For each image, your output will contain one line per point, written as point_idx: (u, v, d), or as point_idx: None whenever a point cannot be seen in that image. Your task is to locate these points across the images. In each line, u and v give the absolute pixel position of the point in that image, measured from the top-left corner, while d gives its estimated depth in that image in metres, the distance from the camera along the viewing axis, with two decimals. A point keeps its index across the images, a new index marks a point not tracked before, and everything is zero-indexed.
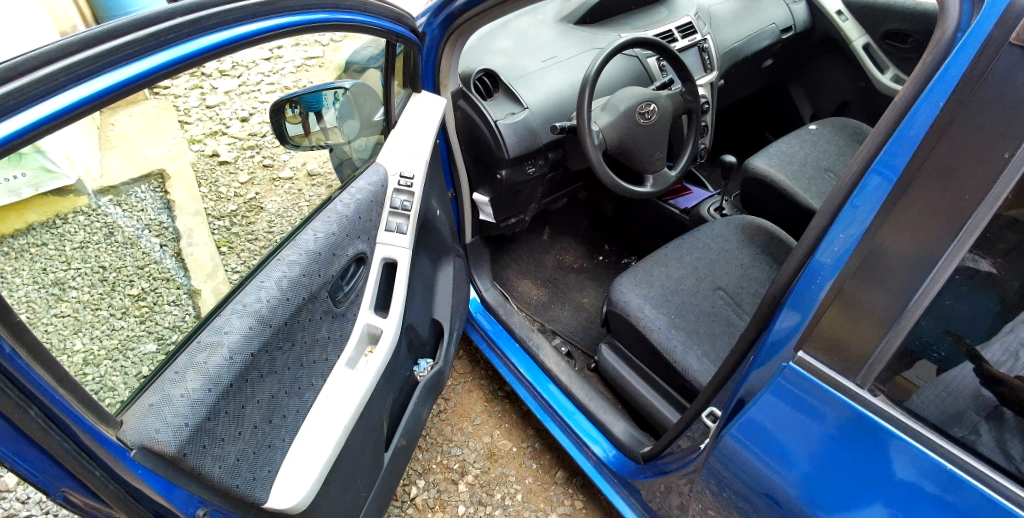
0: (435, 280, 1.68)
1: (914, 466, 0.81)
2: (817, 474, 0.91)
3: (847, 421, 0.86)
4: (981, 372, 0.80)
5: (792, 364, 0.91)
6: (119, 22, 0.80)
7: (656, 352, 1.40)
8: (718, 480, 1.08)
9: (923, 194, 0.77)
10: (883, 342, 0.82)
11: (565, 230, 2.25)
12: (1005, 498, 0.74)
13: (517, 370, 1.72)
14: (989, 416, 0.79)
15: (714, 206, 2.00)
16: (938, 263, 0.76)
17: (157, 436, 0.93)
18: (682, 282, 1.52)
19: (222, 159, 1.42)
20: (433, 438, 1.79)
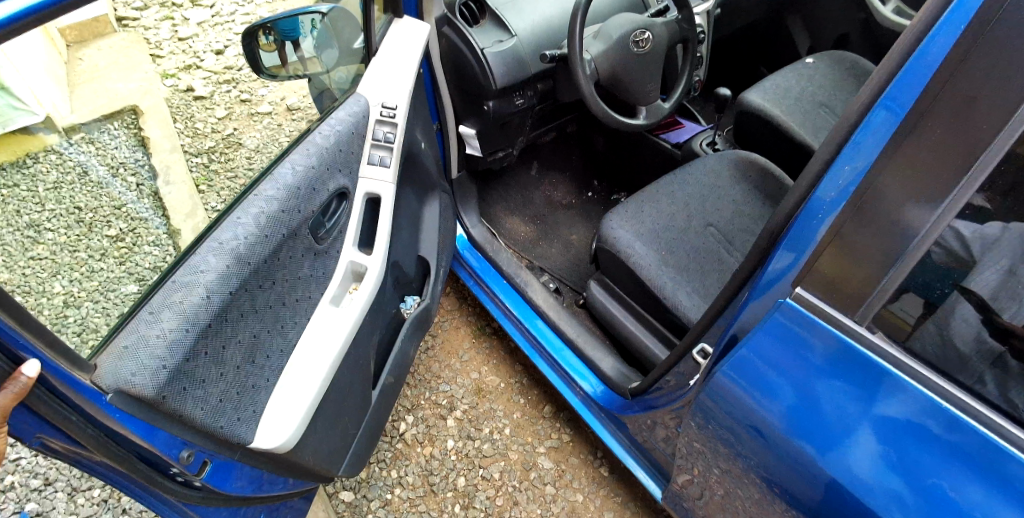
0: (421, 214, 1.64)
1: (914, 406, 0.81)
2: (804, 406, 0.92)
3: (837, 354, 0.86)
4: (989, 322, 0.79)
5: (787, 300, 0.90)
6: None
7: (645, 288, 1.39)
8: (707, 414, 1.09)
9: (938, 126, 0.73)
10: (885, 278, 0.80)
11: (556, 164, 2.18)
12: (1007, 442, 0.74)
13: (505, 306, 1.71)
14: (993, 364, 0.79)
15: (706, 141, 1.97)
16: (951, 195, 0.73)
17: (133, 380, 0.89)
18: (673, 219, 1.49)
19: (199, 95, 1.48)
20: (422, 375, 1.80)
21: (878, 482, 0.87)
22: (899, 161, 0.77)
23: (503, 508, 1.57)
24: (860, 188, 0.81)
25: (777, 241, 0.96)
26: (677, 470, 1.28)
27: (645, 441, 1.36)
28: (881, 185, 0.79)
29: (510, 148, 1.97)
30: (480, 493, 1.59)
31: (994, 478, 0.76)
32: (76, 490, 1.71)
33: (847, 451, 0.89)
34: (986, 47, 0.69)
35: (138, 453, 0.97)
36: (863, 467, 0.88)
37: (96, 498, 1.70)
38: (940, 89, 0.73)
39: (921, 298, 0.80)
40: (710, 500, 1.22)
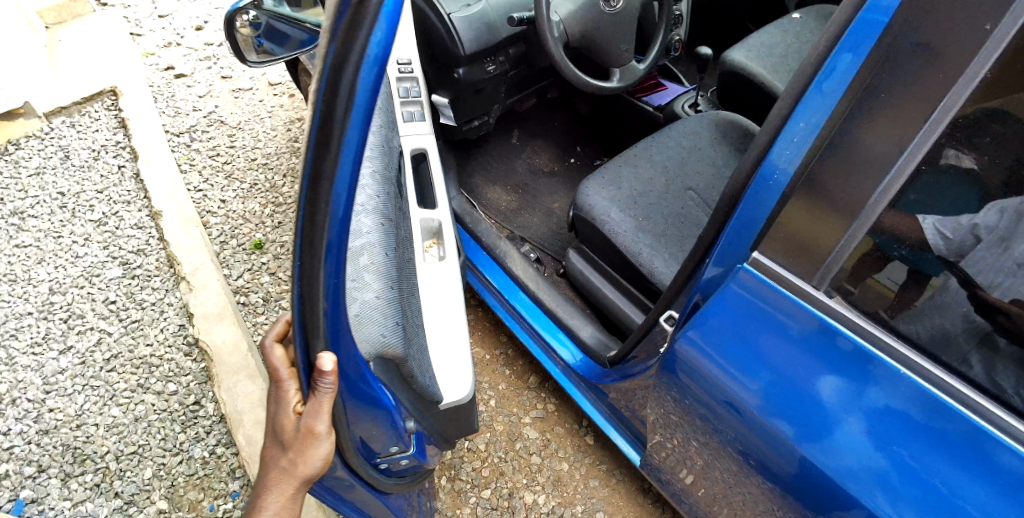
0: None
1: (897, 390, 0.80)
2: (777, 381, 0.92)
3: (807, 327, 0.86)
4: (974, 299, 0.80)
5: (747, 265, 0.91)
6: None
7: (620, 255, 1.36)
8: (681, 389, 1.08)
9: (903, 71, 0.70)
10: (848, 234, 0.79)
11: (537, 131, 2.15)
12: (998, 429, 0.73)
13: (486, 279, 1.69)
14: (979, 345, 0.79)
15: (688, 103, 1.91)
16: (914, 141, 0.71)
17: (385, 340, 0.98)
18: (651, 183, 1.47)
19: None
20: None
21: (863, 472, 0.85)
22: (863, 113, 0.74)
23: (489, 479, 1.57)
24: (817, 143, 0.81)
25: (744, 206, 0.94)
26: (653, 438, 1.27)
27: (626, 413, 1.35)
28: (849, 135, 0.76)
29: (486, 115, 1.94)
30: (467, 465, 1.59)
31: (980, 465, 0.75)
32: (69, 476, 1.71)
33: (827, 434, 0.88)
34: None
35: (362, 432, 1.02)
36: (848, 456, 0.86)
37: (88, 483, 1.70)
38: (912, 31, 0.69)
39: (904, 265, 0.80)
40: (688, 470, 1.22)
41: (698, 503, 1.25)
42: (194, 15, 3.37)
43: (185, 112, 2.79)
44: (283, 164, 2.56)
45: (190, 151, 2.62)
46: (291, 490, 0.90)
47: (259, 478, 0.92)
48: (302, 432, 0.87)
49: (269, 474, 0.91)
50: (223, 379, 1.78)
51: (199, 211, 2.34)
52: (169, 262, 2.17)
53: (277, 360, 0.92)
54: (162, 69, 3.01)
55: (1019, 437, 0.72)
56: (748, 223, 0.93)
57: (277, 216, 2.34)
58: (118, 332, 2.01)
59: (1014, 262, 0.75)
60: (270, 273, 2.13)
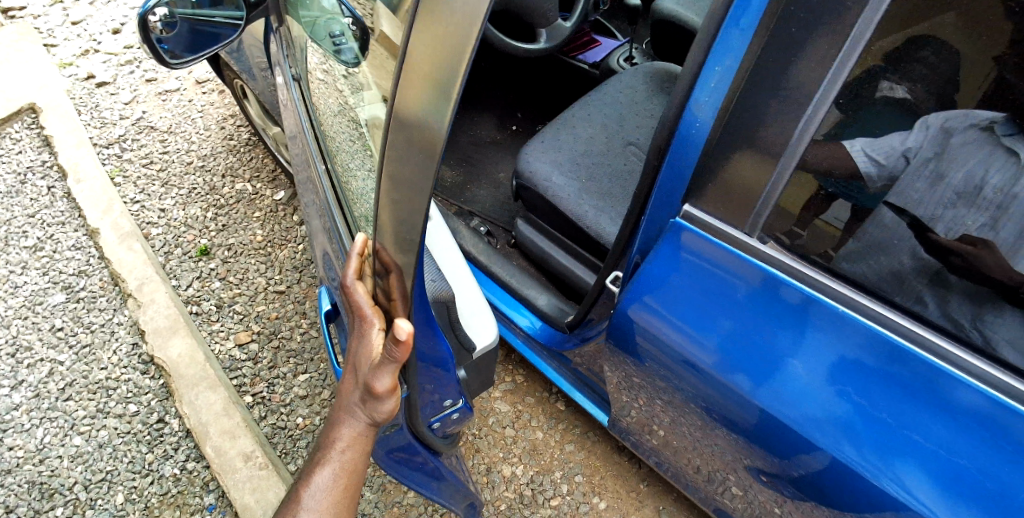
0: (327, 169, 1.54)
1: (847, 337, 0.83)
2: (724, 336, 0.94)
3: (747, 278, 0.89)
4: (925, 241, 0.78)
5: (678, 219, 0.94)
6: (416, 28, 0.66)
7: (567, 219, 1.35)
8: (637, 351, 1.09)
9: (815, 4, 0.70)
10: (777, 170, 0.81)
11: (475, 102, 2.11)
12: (944, 361, 0.76)
13: None
14: (931, 282, 0.79)
15: (623, 57, 1.88)
16: (832, 70, 0.72)
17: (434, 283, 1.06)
18: (592, 143, 1.45)
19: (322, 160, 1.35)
20: None
21: (821, 420, 0.88)
22: (781, 50, 0.74)
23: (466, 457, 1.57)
24: (736, 83, 0.81)
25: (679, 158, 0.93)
26: (618, 403, 1.28)
27: (594, 378, 1.35)
28: (772, 72, 0.76)
29: None
30: None
31: (935, 400, 0.78)
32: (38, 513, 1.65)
33: (780, 382, 0.90)
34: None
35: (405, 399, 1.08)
36: (807, 404, 0.89)
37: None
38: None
39: (849, 202, 0.80)
40: (656, 427, 1.22)
41: (670, 457, 1.26)
42: (108, 18, 3.23)
43: (111, 121, 2.67)
44: (221, 164, 2.48)
45: (122, 162, 2.51)
46: (362, 434, 0.91)
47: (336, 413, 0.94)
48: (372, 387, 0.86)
49: (345, 414, 0.92)
50: (184, 392, 1.72)
51: (138, 224, 2.25)
52: (114, 279, 2.09)
53: (357, 299, 0.88)
54: (82, 79, 2.86)
55: (976, 372, 0.75)
56: (680, 174, 0.94)
57: (221, 219, 2.27)
58: (70, 360, 1.93)
59: (952, 192, 0.75)
60: (220, 278, 2.07)
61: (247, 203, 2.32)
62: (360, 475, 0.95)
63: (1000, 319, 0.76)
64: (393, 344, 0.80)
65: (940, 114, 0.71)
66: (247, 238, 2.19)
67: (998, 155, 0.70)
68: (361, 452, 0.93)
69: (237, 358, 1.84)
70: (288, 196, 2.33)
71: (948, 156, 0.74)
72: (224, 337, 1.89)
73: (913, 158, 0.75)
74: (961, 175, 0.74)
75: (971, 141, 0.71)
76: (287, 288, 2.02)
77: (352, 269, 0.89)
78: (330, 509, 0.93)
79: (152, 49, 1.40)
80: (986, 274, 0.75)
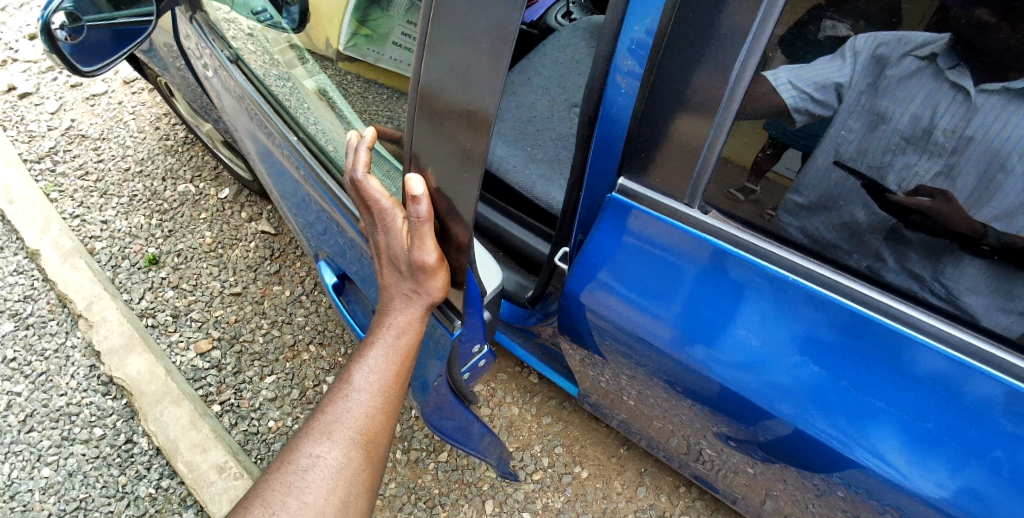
0: (261, 141, 1.50)
1: (806, 305, 0.82)
2: (677, 313, 0.92)
3: (693, 253, 0.87)
4: (886, 204, 0.76)
5: (614, 195, 0.91)
6: (445, 55, 0.71)
7: (516, 193, 1.31)
8: (595, 332, 1.06)
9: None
10: (716, 122, 0.76)
11: None
12: (904, 324, 0.76)
13: None
14: (887, 239, 0.78)
15: (561, 14, 1.81)
16: (760, 14, 0.67)
17: None
18: (535, 109, 1.41)
19: (286, 125, 1.33)
20: (333, 331, 1.84)
21: (788, 394, 0.86)
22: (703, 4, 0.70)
23: (444, 442, 1.55)
24: (659, 40, 0.77)
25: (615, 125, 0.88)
26: (586, 378, 1.26)
27: (559, 357, 1.35)
28: (700, 21, 0.71)
29: None
30: (418, 433, 1.56)
31: (898, 367, 0.77)
32: None
33: (743, 357, 0.89)
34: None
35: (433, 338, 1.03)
36: (772, 376, 0.87)
37: None
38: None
39: (798, 150, 0.77)
40: (624, 399, 1.21)
41: (642, 428, 1.26)
42: (21, 24, 3.06)
43: (40, 134, 2.53)
44: (160, 167, 2.38)
45: (56, 176, 2.38)
46: (413, 316, 0.91)
47: (385, 302, 0.94)
48: (416, 264, 0.85)
49: (394, 300, 0.92)
50: (148, 410, 1.66)
51: (80, 240, 2.14)
52: (62, 301, 2.00)
53: (372, 189, 0.87)
54: (3, 92, 2.71)
55: (939, 335, 0.74)
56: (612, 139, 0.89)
57: (166, 224, 2.18)
58: (27, 390, 1.84)
59: (899, 137, 0.72)
60: (173, 287, 1.99)
61: (192, 205, 2.23)
62: (411, 361, 0.94)
63: (957, 271, 0.75)
64: (414, 205, 0.81)
65: (868, 35, 0.68)
66: (196, 242, 2.11)
67: (944, 91, 0.67)
68: (412, 336, 0.92)
69: (199, 367, 1.78)
70: (233, 193, 2.26)
71: (886, 91, 0.71)
72: (184, 348, 1.82)
73: (847, 92, 0.72)
74: (906, 119, 0.71)
75: (915, 74, 0.68)
76: (243, 289, 1.96)
77: (359, 161, 0.88)
78: (381, 392, 0.92)
79: (61, 57, 1.28)
80: (945, 227, 0.73)
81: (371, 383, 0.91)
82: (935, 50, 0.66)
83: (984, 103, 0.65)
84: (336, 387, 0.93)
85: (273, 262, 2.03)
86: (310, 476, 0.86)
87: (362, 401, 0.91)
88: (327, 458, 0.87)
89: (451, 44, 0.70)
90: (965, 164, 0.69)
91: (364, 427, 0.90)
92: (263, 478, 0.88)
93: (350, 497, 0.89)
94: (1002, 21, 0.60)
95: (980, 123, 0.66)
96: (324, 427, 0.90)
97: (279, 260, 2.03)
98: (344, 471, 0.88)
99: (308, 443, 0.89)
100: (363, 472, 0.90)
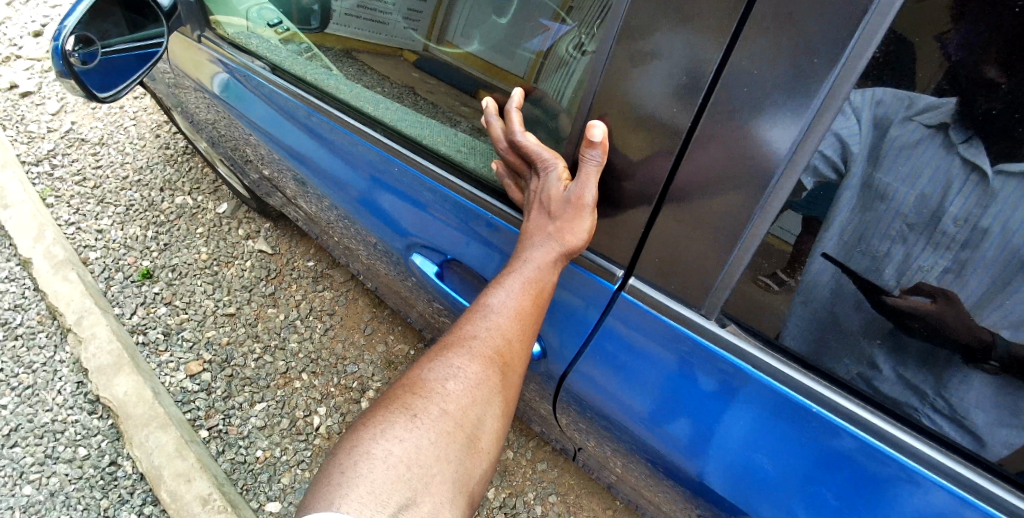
0: (278, 135, 1.53)
1: (803, 422, 0.82)
2: (672, 410, 0.93)
3: (683, 354, 0.90)
4: (883, 307, 0.76)
5: (624, 292, 0.92)
6: (630, 77, 0.79)
7: None
8: (588, 406, 1.08)
9: (809, 27, 0.64)
10: (763, 202, 0.74)
11: None
12: (905, 453, 0.76)
13: (391, 281, 1.59)
14: (884, 346, 0.77)
15: None
16: (829, 83, 0.65)
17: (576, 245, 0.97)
18: None
19: (318, 107, 1.37)
20: (327, 361, 1.81)
21: (780, 502, 0.87)
22: (741, 73, 0.70)
23: None
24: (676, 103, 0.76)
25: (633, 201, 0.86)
26: (575, 434, 1.25)
27: (547, 416, 1.33)
28: (743, 106, 0.71)
29: None
30: None
31: (894, 494, 0.77)
32: None
33: (737, 460, 0.89)
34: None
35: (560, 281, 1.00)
36: (765, 483, 0.87)
37: None
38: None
39: (799, 214, 0.74)
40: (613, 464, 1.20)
41: (631, 491, 1.25)
42: (27, 19, 3.04)
43: (39, 135, 2.50)
44: (158, 177, 2.36)
45: (53, 180, 2.34)
46: (555, 253, 0.87)
47: (523, 242, 0.91)
48: (573, 203, 0.85)
49: (533, 237, 0.90)
50: (133, 435, 1.60)
51: (74, 249, 2.10)
52: (52, 313, 1.95)
53: (531, 146, 0.91)
54: (5, 89, 2.69)
55: (938, 466, 0.74)
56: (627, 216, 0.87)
57: (163, 237, 2.16)
58: (12, 404, 1.79)
59: (903, 222, 0.70)
60: (166, 303, 1.97)
61: (189, 219, 2.22)
62: (547, 297, 0.89)
63: (963, 386, 0.74)
64: (590, 150, 0.84)
65: (862, 92, 0.65)
66: (192, 257, 2.10)
67: (958, 168, 0.65)
68: (554, 273, 0.89)
69: (189, 390, 1.74)
70: (231, 209, 2.26)
71: (888, 164, 0.69)
72: (174, 369, 1.79)
73: (853, 161, 0.70)
74: (913, 198, 0.69)
75: (918, 144, 0.67)
76: (238, 310, 1.94)
77: (515, 121, 0.92)
78: (518, 317, 0.87)
79: (78, 85, 1.42)
80: (943, 331, 0.72)
81: (507, 306, 0.87)
82: (942, 116, 0.64)
83: (1002, 186, 0.63)
84: (471, 311, 0.89)
85: (268, 283, 2.01)
86: (449, 387, 0.81)
87: (499, 322, 0.86)
88: (465, 371, 0.82)
89: (634, 65, 0.78)
90: (979, 263, 0.67)
91: (500, 347, 0.85)
92: (401, 383, 0.83)
93: (485, 415, 0.82)
94: (1012, 80, 0.59)
95: (997, 212, 0.64)
96: (460, 343, 0.85)
97: (275, 282, 2.02)
98: (480, 386, 0.82)
99: (442, 359, 0.84)
100: (498, 393, 0.83)
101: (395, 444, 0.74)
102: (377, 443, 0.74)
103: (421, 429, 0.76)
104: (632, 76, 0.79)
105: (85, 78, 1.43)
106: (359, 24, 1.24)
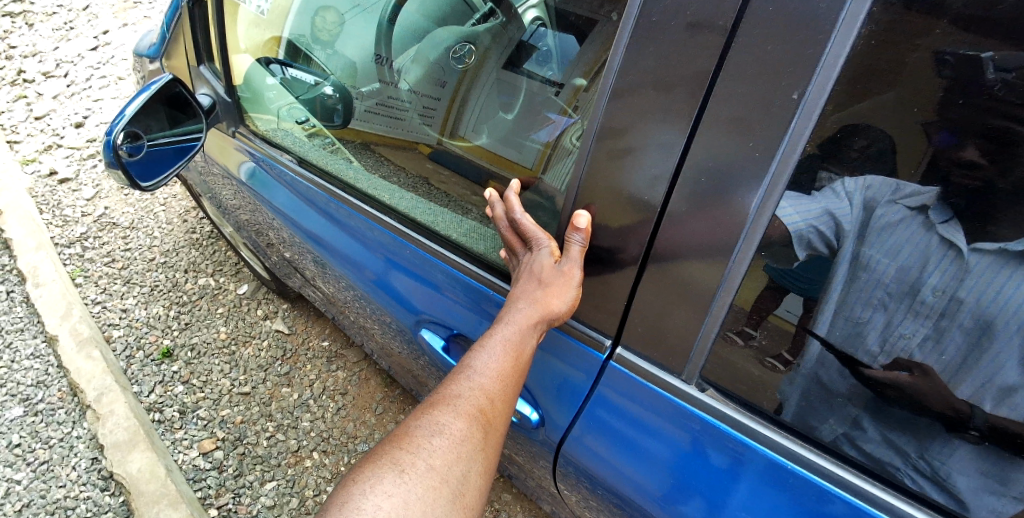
0: (299, 220, 1.65)
1: (804, 495, 0.85)
2: (677, 485, 0.97)
3: (692, 432, 0.94)
4: (863, 377, 0.80)
5: (619, 366, 0.98)
6: (615, 159, 0.88)
7: None
8: (595, 481, 1.11)
9: (756, 120, 0.74)
10: (727, 273, 0.82)
11: None
12: None
13: (402, 358, 1.65)
14: (867, 409, 0.81)
15: None
16: (777, 158, 0.74)
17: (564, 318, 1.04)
18: None
19: (335, 193, 1.48)
20: (337, 440, 1.84)
21: None
22: (702, 155, 0.79)
23: None
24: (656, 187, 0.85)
25: (620, 275, 0.94)
26: (585, 511, 1.27)
27: (557, 493, 1.35)
28: (704, 183, 0.80)
29: None
30: None
31: None
32: None
33: None
34: (765, 3, 0.70)
35: (563, 355, 1.06)
36: None
37: None
38: (724, 55, 0.74)
39: (801, 296, 0.81)
40: None
41: None
42: (71, 112, 3.28)
43: (73, 219, 2.64)
44: (184, 259, 2.48)
45: (83, 261, 2.46)
46: (537, 316, 0.93)
47: (508, 305, 0.97)
48: (563, 274, 0.94)
49: (518, 300, 0.95)
50: (143, 511, 1.62)
51: (99, 327, 2.19)
52: (73, 390, 2.01)
53: (527, 225, 0.99)
54: (45, 175, 2.87)
55: None
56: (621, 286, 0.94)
57: (183, 317, 2.25)
58: (27, 479, 1.82)
59: (885, 291, 0.75)
60: (183, 382, 2.02)
61: (210, 299, 2.32)
62: (528, 359, 0.94)
63: (946, 450, 0.77)
64: (574, 234, 0.94)
65: (856, 178, 0.73)
66: (211, 336, 2.17)
67: (936, 247, 0.70)
68: (536, 336, 0.94)
69: (200, 468, 1.78)
70: (251, 290, 2.35)
71: (873, 239, 0.75)
72: (187, 447, 1.83)
73: (846, 238, 0.76)
74: (895, 271, 0.74)
75: (901, 223, 0.72)
76: (252, 389, 1.99)
77: (514, 203, 1.01)
78: (499, 378, 0.91)
79: (124, 176, 1.55)
80: (926, 405, 0.77)
81: (490, 367, 0.91)
82: (924, 200, 0.70)
83: (977, 262, 0.69)
84: (455, 371, 0.93)
85: (283, 363, 2.07)
86: (434, 443, 0.84)
87: (482, 383, 0.90)
88: (448, 429, 0.85)
89: (614, 148, 0.87)
90: (957, 328, 0.72)
91: (483, 406, 0.88)
92: (387, 439, 0.86)
93: (470, 472, 0.85)
94: (994, 164, 0.65)
95: (971, 286, 0.70)
96: (445, 401, 0.88)
97: (290, 362, 2.08)
98: (464, 443, 0.85)
99: (427, 416, 0.87)
100: (482, 450, 0.87)
101: (383, 499, 0.78)
102: (367, 498, 0.78)
103: (408, 485, 0.80)
104: (614, 157, 0.88)
105: (130, 168, 1.57)
106: (377, 119, 1.37)
